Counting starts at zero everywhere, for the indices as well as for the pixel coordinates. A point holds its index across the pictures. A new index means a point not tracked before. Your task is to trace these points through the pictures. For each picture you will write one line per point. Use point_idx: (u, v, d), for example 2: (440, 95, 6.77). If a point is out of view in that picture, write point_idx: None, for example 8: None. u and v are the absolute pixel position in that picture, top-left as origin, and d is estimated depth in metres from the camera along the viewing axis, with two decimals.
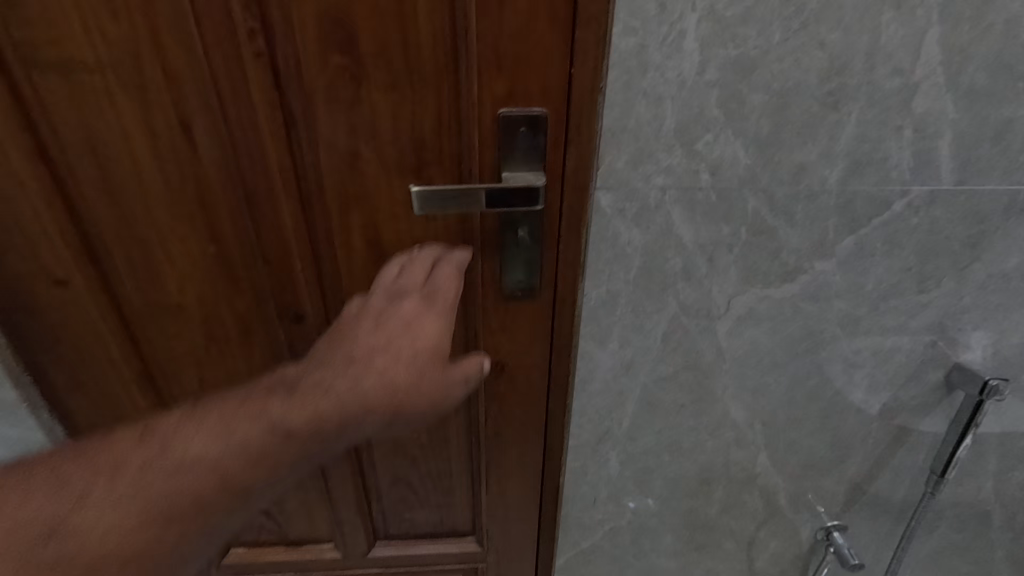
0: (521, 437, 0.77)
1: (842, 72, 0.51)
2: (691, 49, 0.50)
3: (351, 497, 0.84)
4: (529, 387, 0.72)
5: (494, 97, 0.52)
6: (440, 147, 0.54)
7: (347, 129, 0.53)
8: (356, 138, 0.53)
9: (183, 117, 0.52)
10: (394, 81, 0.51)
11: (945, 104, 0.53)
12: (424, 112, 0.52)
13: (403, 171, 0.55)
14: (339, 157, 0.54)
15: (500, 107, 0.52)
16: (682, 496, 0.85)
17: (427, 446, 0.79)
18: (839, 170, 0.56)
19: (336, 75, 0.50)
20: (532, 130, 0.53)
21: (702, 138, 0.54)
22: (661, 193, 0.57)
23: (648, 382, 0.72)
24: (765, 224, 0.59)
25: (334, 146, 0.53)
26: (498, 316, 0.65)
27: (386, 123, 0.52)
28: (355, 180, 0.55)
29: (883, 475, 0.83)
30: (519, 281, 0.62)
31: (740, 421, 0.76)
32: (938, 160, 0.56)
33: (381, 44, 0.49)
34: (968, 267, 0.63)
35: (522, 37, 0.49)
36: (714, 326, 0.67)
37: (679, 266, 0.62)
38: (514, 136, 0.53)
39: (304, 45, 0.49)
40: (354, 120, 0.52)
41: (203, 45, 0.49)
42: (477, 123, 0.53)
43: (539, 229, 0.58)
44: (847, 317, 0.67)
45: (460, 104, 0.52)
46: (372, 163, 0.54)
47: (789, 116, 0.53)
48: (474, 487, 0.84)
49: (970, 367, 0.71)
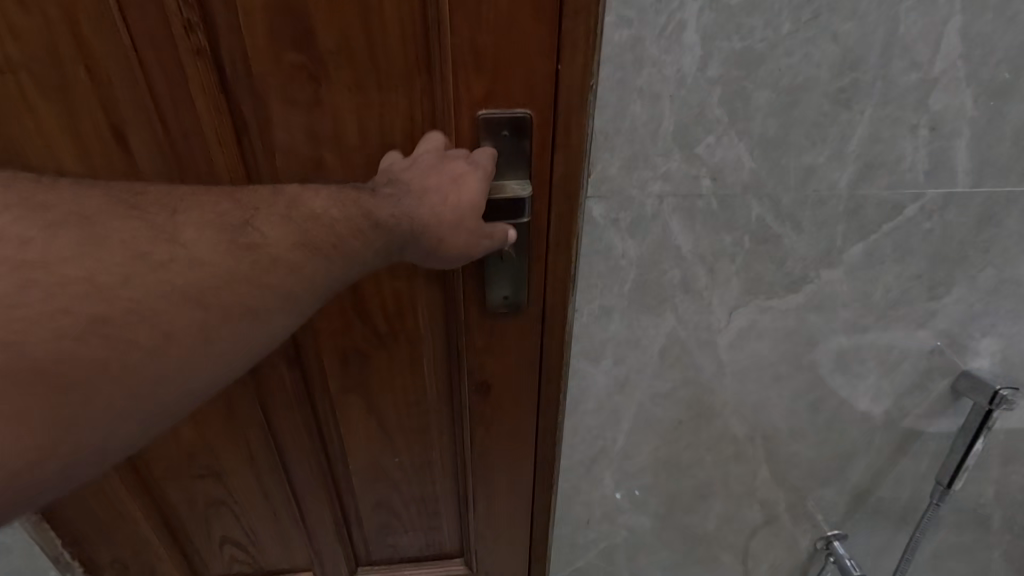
0: (510, 460, 0.72)
1: (856, 66, 0.46)
2: (692, 42, 0.45)
3: (329, 526, 0.79)
4: (518, 408, 0.66)
5: (472, 98, 0.46)
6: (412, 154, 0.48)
7: (306, 134, 0.47)
8: (318, 145, 0.47)
9: (115, 121, 0.45)
10: (359, 79, 0.45)
11: (964, 101, 0.49)
12: (393, 114, 0.46)
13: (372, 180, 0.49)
14: (299, 166, 0.48)
15: (478, 108, 0.46)
16: (679, 512, 0.81)
17: (409, 470, 0.73)
18: (850, 173, 0.52)
19: (291, 73, 0.44)
20: (515, 133, 0.47)
21: (703, 141, 0.49)
22: (658, 201, 0.52)
23: (645, 399, 0.67)
24: (769, 232, 0.55)
25: (293, 153, 0.47)
26: (483, 335, 0.59)
27: (351, 127, 0.46)
28: None
29: (886, 485, 0.80)
30: (505, 297, 0.56)
31: (740, 435, 0.72)
32: (955, 161, 0.52)
33: (341, 38, 0.43)
34: (980, 273, 0.60)
35: (502, 29, 0.43)
36: (714, 340, 0.63)
37: (677, 278, 0.57)
38: (494, 139, 0.47)
39: (252, 38, 0.43)
40: (313, 124, 0.46)
41: (133, 38, 0.42)
42: (453, 126, 0.47)
43: (525, 241, 0.52)
44: (853, 327, 0.63)
45: (434, 105, 0.46)
46: (337, 172, 0.48)
47: (798, 115, 0.48)
48: (462, 510, 0.79)
49: (977, 374, 0.68)
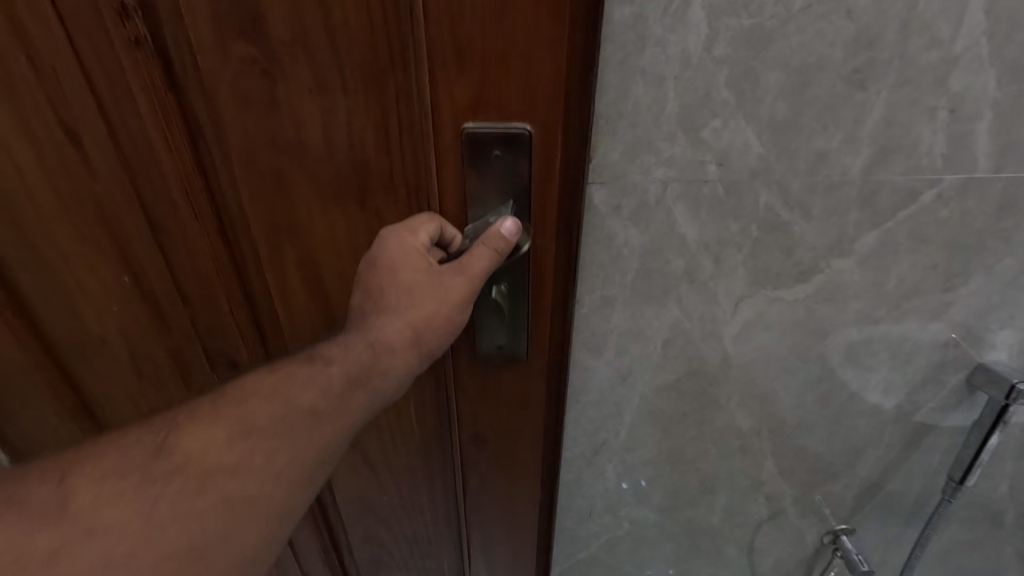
0: (505, 506, 0.70)
1: (872, 44, 0.44)
2: (698, 19, 0.42)
3: (315, 547, 0.80)
4: (512, 459, 0.65)
5: (456, 109, 0.44)
6: (385, 165, 0.46)
7: (264, 138, 0.45)
8: (276, 151, 0.46)
9: (67, 121, 0.46)
10: (321, 80, 0.43)
11: (987, 80, 0.46)
12: (357, 123, 0.44)
13: (336, 192, 0.48)
14: (257, 173, 0.47)
15: (465, 121, 0.44)
16: (683, 506, 0.80)
17: (400, 507, 0.72)
18: (864, 158, 0.49)
19: (240, 73, 0.43)
20: (508, 151, 0.45)
21: (708, 125, 0.47)
22: (661, 187, 0.50)
23: (647, 391, 0.66)
24: (778, 220, 0.53)
25: (249, 159, 0.46)
26: (476, 385, 0.59)
27: (312, 134, 0.45)
28: (281, 198, 0.48)
29: (896, 479, 0.78)
30: (499, 343, 0.55)
31: (746, 429, 0.71)
32: (975, 144, 0.49)
33: (299, 34, 0.41)
34: (1000, 262, 0.57)
35: (489, 32, 0.40)
36: (720, 331, 0.61)
37: (681, 268, 0.56)
38: (479, 156, 0.45)
39: (197, 35, 0.41)
40: (269, 128, 0.45)
41: (78, 37, 0.42)
42: (435, 141, 0.45)
43: (520, 282, 0.51)
44: (864, 319, 0.61)
45: (406, 115, 0.44)
46: (299, 180, 0.47)
47: (810, 96, 0.46)
48: (457, 545, 0.77)
49: (995, 368, 0.65)
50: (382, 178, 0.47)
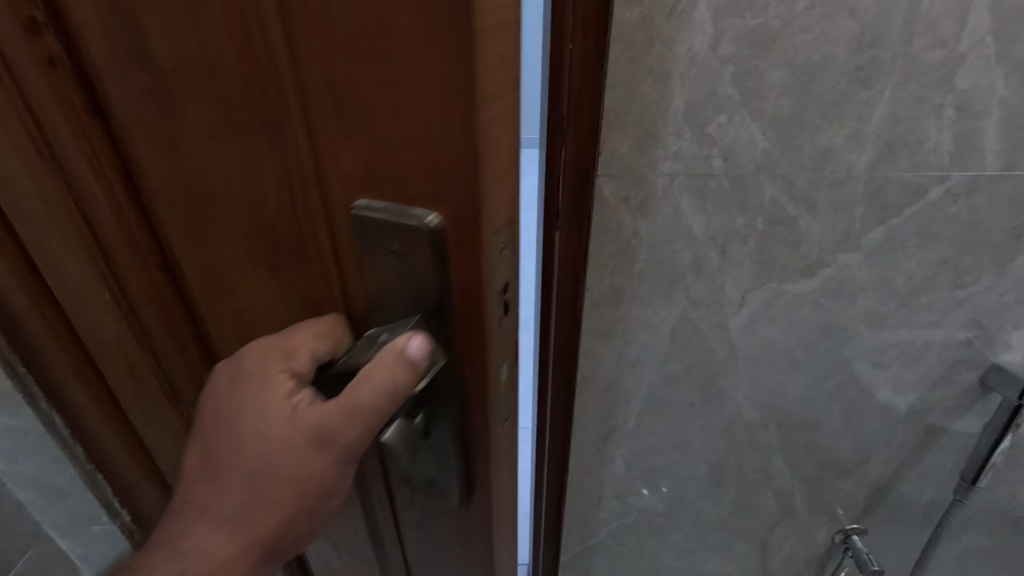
0: None
1: (875, 44, 0.45)
2: (703, 20, 0.44)
3: None
4: None
5: (351, 175, 0.25)
6: (317, 253, 0.29)
7: (178, 194, 0.30)
8: (197, 215, 0.30)
9: None
10: (213, 128, 0.26)
11: (994, 79, 0.47)
12: (280, 190, 0.27)
13: (271, 280, 0.31)
14: (183, 239, 0.32)
15: (354, 194, 0.26)
16: (691, 497, 0.82)
17: None
18: (869, 155, 0.51)
19: (128, 97, 0.27)
20: (405, 241, 0.26)
21: (714, 121, 0.49)
22: (668, 180, 0.52)
23: (655, 380, 0.68)
24: (783, 214, 0.54)
25: (170, 220, 0.31)
26: (410, 523, 0.40)
27: (228, 197, 0.28)
28: (214, 276, 0.33)
29: (908, 479, 0.78)
30: (422, 477, 0.36)
31: (753, 422, 0.72)
32: (983, 142, 0.50)
33: (180, 46, 0.24)
34: (1012, 261, 0.57)
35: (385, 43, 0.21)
36: (727, 323, 0.63)
37: (688, 260, 0.58)
38: (369, 255, 0.28)
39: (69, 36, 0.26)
40: (181, 183, 0.29)
41: None
42: (325, 220, 0.27)
43: (438, 406, 0.32)
44: (872, 314, 0.62)
45: (330, 187, 0.26)
46: (227, 256, 0.31)
47: (814, 94, 0.47)
48: None
49: (1009, 369, 0.65)
50: (316, 271, 0.30)
